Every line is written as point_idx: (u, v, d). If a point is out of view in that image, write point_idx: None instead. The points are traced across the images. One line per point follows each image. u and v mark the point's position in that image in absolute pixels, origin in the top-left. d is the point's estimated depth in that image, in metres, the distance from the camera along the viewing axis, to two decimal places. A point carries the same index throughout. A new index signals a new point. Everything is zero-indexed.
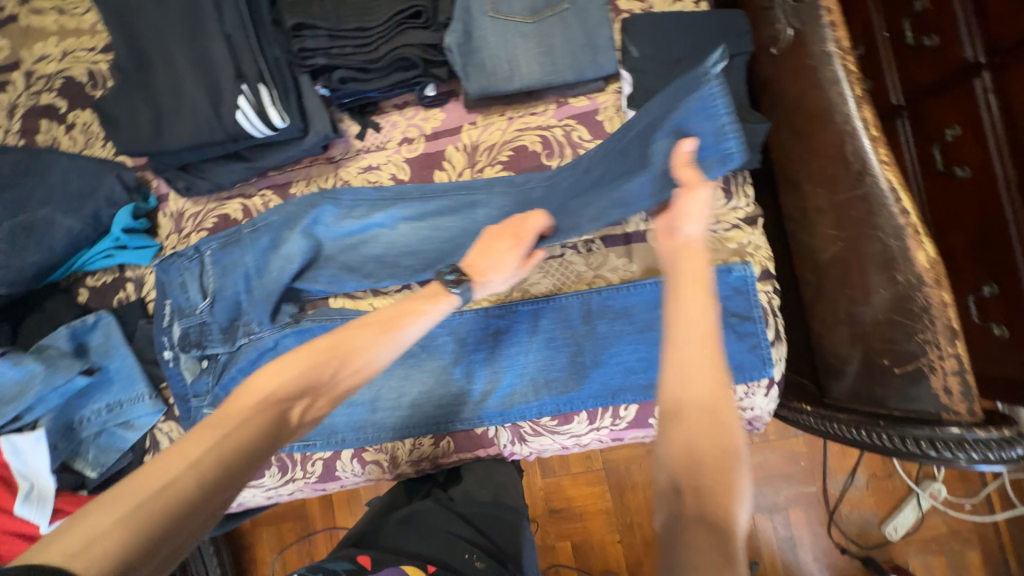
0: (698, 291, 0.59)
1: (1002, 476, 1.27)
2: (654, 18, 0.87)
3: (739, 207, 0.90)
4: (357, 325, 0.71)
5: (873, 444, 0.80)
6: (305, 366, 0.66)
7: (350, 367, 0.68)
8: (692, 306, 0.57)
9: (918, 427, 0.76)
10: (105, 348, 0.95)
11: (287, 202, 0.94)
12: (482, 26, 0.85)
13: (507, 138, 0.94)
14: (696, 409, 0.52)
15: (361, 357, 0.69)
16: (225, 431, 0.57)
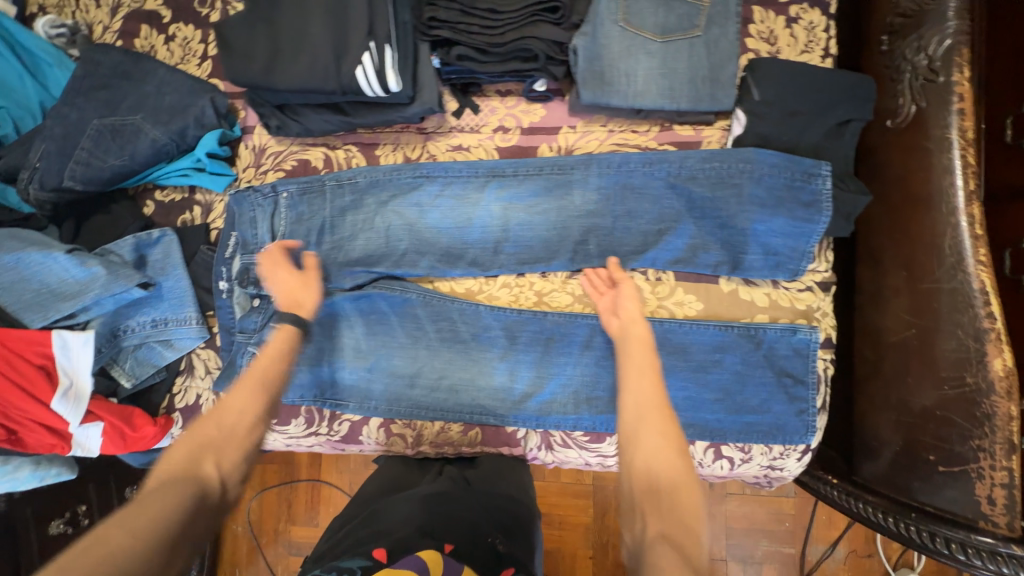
0: (649, 366, 0.69)
1: None
2: (785, 63, 0.83)
3: (818, 270, 0.88)
4: (239, 386, 0.70)
5: (899, 533, 0.83)
6: (196, 444, 0.63)
7: (231, 412, 0.67)
8: (640, 376, 0.67)
9: (949, 528, 0.78)
10: (163, 266, 0.95)
11: (390, 169, 0.96)
12: (610, 34, 0.84)
13: (603, 149, 0.93)
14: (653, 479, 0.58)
15: (252, 413, 0.68)
16: (143, 497, 0.57)
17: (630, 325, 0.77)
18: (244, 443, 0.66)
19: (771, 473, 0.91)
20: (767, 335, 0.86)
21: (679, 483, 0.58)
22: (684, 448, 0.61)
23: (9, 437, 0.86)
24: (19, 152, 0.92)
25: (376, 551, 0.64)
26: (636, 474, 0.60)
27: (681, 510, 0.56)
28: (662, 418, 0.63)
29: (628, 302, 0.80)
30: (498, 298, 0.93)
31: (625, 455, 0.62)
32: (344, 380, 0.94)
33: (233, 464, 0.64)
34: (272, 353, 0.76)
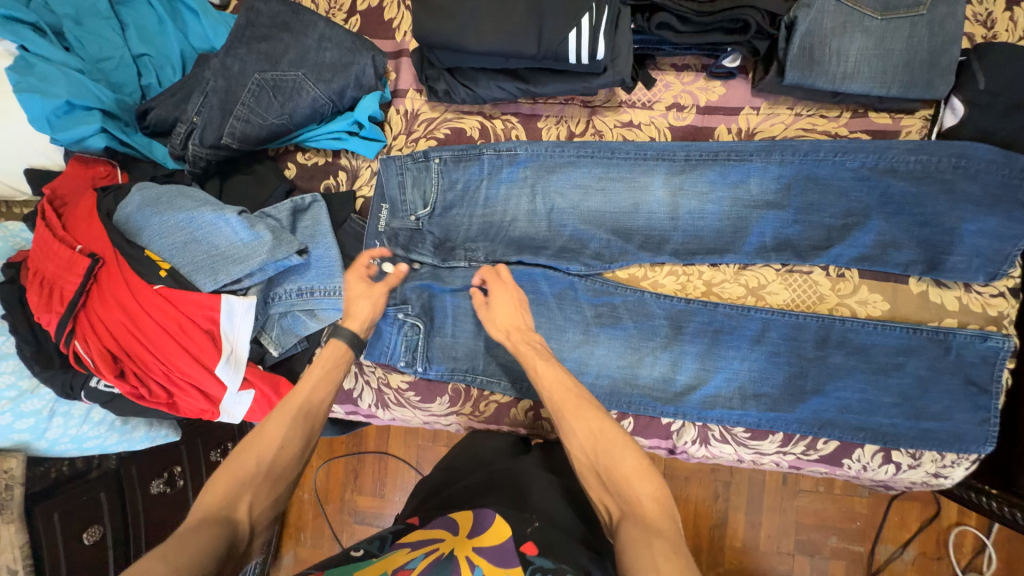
0: (540, 359, 0.76)
1: None
2: (1018, 50, 0.77)
3: (1012, 276, 0.84)
4: (281, 412, 0.70)
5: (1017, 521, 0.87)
6: (234, 479, 0.62)
7: (272, 446, 0.66)
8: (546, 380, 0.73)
9: None
10: (312, 232, 0.90)
11: (546, 147, 0.89)
12: (825, 8, 0.77)
13: (788, 134, 0.87)
14: (625, 472, 0.62)
15: (271, 443, 0.66)
16: (172, 543, 0.53)
17: (512, 335, 0.81)
18: (274, 489, 0.64)
19: (931, 481, 0.89)
20: (957, 340, 0.82)
21: (618, 455, 0.63)
22: (610, 425, 0.67)
23: (166, 401, 0.83)
24: (172, 105, 0.87)
25: (412, 520, 0.73)
26: (580, 464, 0.66)
27: (627, 478, 0.62)
28: (579, 408, 0.69)
29: (502, 315, 0.83)
30: (662, 285, 0.90)
31: (568, 452, 0.68)
32: (496, 360, 0.92)
33: (264, 506, 0.62)
34: (317, 372, 0.75)
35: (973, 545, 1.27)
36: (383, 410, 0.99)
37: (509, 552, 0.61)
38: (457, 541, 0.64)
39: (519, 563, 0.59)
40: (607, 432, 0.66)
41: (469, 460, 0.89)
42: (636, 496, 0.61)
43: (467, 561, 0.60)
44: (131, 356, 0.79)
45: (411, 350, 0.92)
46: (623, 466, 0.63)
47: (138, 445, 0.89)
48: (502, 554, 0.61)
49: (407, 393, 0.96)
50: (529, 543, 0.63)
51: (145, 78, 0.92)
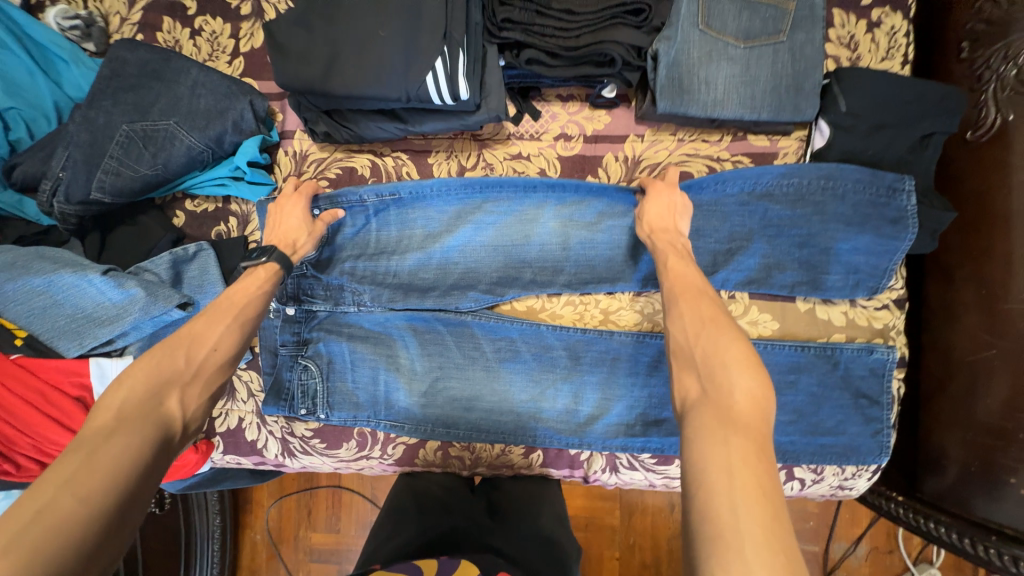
0: (683, 267, 0.70)
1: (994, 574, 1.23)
2: (873, 73, 0.80)
3: (896, 288, 0.86)
4: (207, 319, 0.67)
5: (934, 535, 0.88)
6: (157, 375, 0.58)
7: (203, 348, 0.64)
8: (677, 277, 0.69)
9: (983, 535, 0.81)
10: (200, 282, 0.87)
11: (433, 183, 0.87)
12: (689, 39, 0.78)
13: (672, 159, 0.88)
14: (728, 356, 0.55)
15: (205, 347, 0.64)
16: (96, 443, 0.50)
17: (656, 233, 0.77)
18: (206, 387, 0.62)
19: (838, 493, 0.90)
20: (842, 355, 0.84)
21: (721, 348, 0.56)
22: (727, 322, 0.60)
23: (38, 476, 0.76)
24: (39, 160, 0.84)
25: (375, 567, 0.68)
26: (676, 344, 0.61)
27: (722, 362, 0.55)
28: (695, 299, 0.64)
29: (656, 210, 0.79)
30: (561, 315, 0.89)
31: (668, 334, 0.64)
32: (399, 402, 0.90)
33: (197, 403, 0.60)
34: (251, 289, 0.73)
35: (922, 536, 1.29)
36: (290, 459, 0.96)
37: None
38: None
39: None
40: (719, 325, 0.59)
41: (413, 509, 0.84)
42: (729, 384, 0.53)
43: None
44: None
45: (308, 397, 0.90)
46: (723, 366, 0.54)
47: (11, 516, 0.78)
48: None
49: (312, 441, 0.94)
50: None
51: (14, 132, 0.88)
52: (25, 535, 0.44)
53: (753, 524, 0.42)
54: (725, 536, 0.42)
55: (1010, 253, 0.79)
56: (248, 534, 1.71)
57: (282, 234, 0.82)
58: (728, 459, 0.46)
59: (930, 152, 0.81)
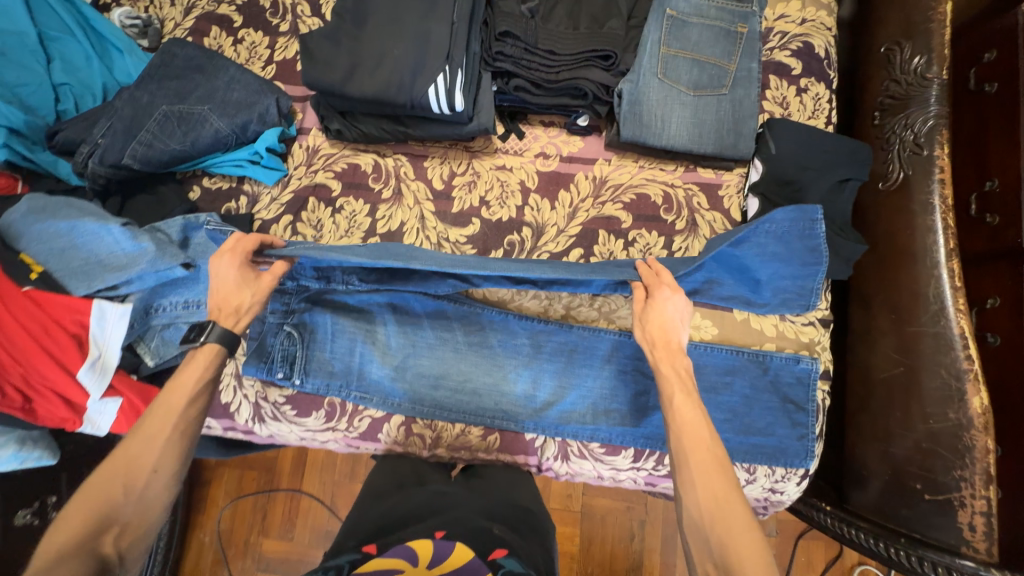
0: (692, 414, 0.72)
1: None
2: (799, 125, 0.97)
3: (820, 308, 0.98)
4: (146, 437, 0.71)
5: (877, 551, 0.91)
6: (97, 513, 0.66)
7: (143, 475, 0.70)
8: (693, 429, 0.71)
9: (923, 548, 0.86)
10: (204, 248, 0.96)
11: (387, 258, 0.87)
12: (649, 84, 0.95)
13: (633, 182, 1.02)
14: (738, 553, 0.62)
15: (144, 473, 0.70)
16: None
17: (656, 347, 0.78)
18: (146, 514, 0.69)
19: (771, 497, 0.97)
20: (772, 362, 0.94)
21: (735, 537, 0.63)
22: (738, 502, 0.65)
23: (21, 406, 0.83)
24: (81, 128, 0.96)
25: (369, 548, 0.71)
26: (690, 520, 0.67)
27: (734, 551, 0.62)
28: (709, 468, 0.68)
29: (657, 328, 0.79)
30: (528, 308, 0.99)
31: (681, 503, 0.69)
32: (372, 374, 0.97)
33: (135, 533, 0.68)
34: (190, 386, 0.76)
35: None
36: (259, 425, 1.00)
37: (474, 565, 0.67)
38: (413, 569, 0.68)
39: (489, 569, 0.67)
40: (724, 503, 0.65)
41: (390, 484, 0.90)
42: None
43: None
44: None
45: (288, 361, 0.96)
46: (739, 559, 0.62)
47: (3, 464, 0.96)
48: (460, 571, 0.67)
49: (283, 407, 0.98)
50: (497, 549, 0.72)
51: (62, 103, 1.00)
52: None
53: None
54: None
55: (913, 285, 0.92)
56: (197, 534, 1.65)
57: (222, 301, 0.82)
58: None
59: (845, 194, 0.96)
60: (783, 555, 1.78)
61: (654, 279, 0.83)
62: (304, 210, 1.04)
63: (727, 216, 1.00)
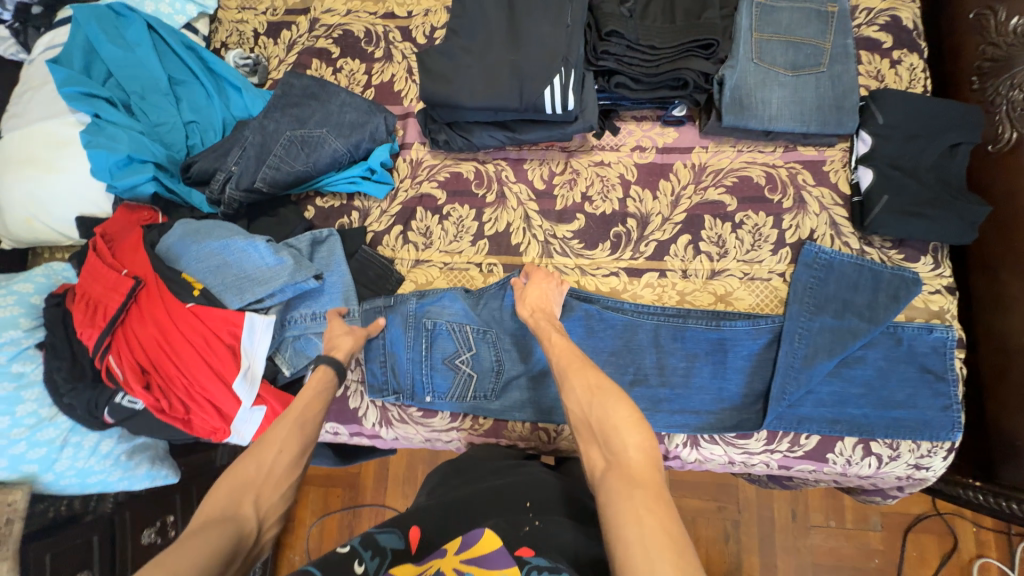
0: (563, 346, 0.80)
1: None
2: (902, 94, 0.97)
3: (945, 275, 0.96)
4: (276, 424, 0.75)
5: None
6: (232, 486, 0.65)
7: (271, 448, 0.70)
8: (569, 355, 0.77)
9: None
10: (328, 261, 1.02)
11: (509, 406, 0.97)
12: (747, 69, 0.97)
13: (733, 166, 1.04)
14: (632, 445, 0.64)
15: (270, 441, 0.71)
16: (184, 542, 0.56)
17: (536, 314, 0.90)
18: (278, 485, 0.68)
19: (914, 474, 0.94)
20: (905, 333, 0.92)
21: (618, 423, 0.66)
22: (610, 385, 0.71)
23: (183, 417, 0.89)
24: (214, 158, 1.03)
25: (411, 532, 0.70)
26: (575, 417, 0.71)
27: (615, 428, 0.66)
28: (582, 369, 0.74)
29: (536, 298, 0.92)
30: (641, 297, 1.00)
31: (565, 405, 0.73)
32: (500, 389, 0.98)
33: (269, 505, 0.66)
34: (309, 393, 0.81)
35: None
36: (385, 429, 1.03)
37: (500, 556, 0.61)
38: (446, 560, 0.62)
39: (515, 562, 0.60)
40: (592, 414, 0.69)
41: (479, 458, 0.93)
42: (624, 447, 0.64)
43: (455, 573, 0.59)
44: (159, 370, 0.87)
45: (411, 380, 0.98)
46: (632, 425, 0.65)
47: (138, 482, 1.00)
48: (486, 556, 0.61)
49: (410, 409, 1.01)
50: (524, 548, 0.64)
51: (191, 139, 1.08)
52: None
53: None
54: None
55: None
56: (288, 555, 1.65)
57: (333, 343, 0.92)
58: (641, 520, 0.56)
59: (958, 158, 0.95)
60: (893, 552, 1.69)
61: (535, 270, 0.97)
62: (413, 219, 1.09)
63: (835, 190, 1.00)
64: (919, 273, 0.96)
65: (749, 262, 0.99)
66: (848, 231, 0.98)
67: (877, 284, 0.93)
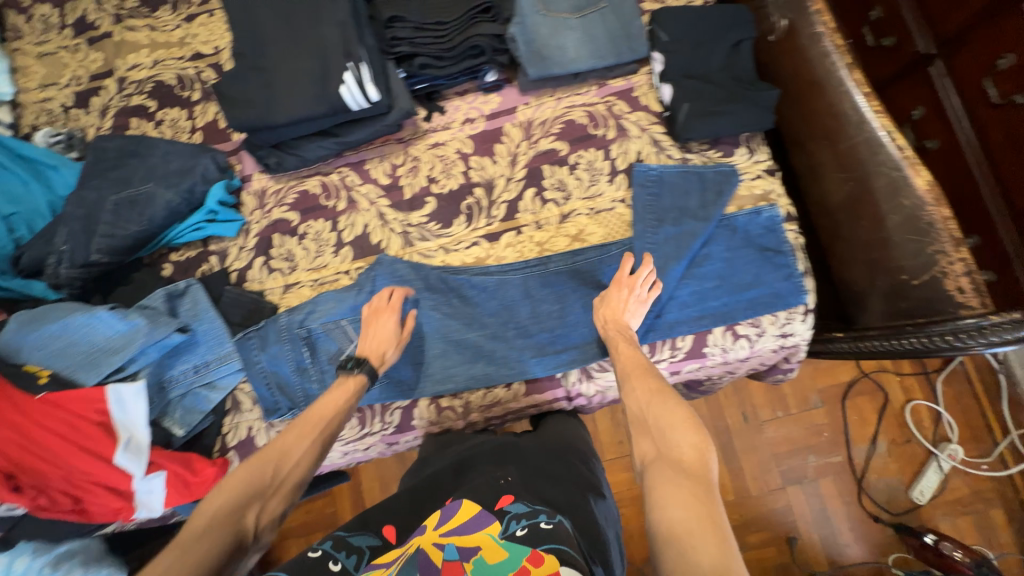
0: (634, 359, 0.85)
1: (1011, 436, 1.72)
2: (678, 9, 1.05)
3: (762, 160, 1.05)
4: (297, 432, 0.79)
5: (905, 349, 0.93)
6: (242, 483, 0.71)
7: (289, 463, 0.75)
8: (637, 362, 0.84)
9: (940, 325, 0.89)
10: (194, 311, 1.02)
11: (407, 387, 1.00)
12: (536, 21, 1.02)
13: (557, 114, 1.10)
14: (686, 440, 0.69)
15: (290, 458, 0.76)
16: (186, 547, 0.62)
17: (610, 326, 0.91)
18: (283, 498, 0.73)
19: (785, 343, 1.01)
20: (738, 220, 1.00)
21: (673, 422, 0.71)
22: (670, 391, 0.77)
23: (72, 507, 0.86)
24: (41, 245, 0.99)
25: (387, 531, 0.74)
26: (631, 415, 0.78)
27: (669, 428, 0.71)
28: (641, 374, 0.81)
29: (618, 313, 0.92)
30: (505, 257, 1.04)
31: (625, 404, 0.80)
32: (398, 377, 1.01)
33: (270, 515, 0.72)
34: (331, 407, 0.84)
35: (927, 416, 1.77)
36: None
37: (483, 515, 0.69)
38: (425, 537, 0.69)
39: (497, 517, 0.69)
40: (651, 415, 0.74)
41: (435, 448, 0.98)
42: (677, 442, 0.69)
43: (436, 547, 0.65)
44: (25, 468, 0.84)
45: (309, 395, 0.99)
46: (691, 423, 0.71)
47: None
48: (468, 523, 0.68)
49: None
50: (504, 498, 0.73)
51: (17, 232, 1.05)
52: None
53: (707, 547, 0.55)
54: (683, 559, 0.55)
55: (836, 105, 1.01)
56: None
57: (378, 342, 0.93)
58: (685, 500, 0.61)
59: (741, 55, 1.05)
60: (837, 422, 1.83)
61: (623, 276, 0.94)
62: (272, 247, 1.09)
63: (649, 112, 1.07)
64: (739, 164, 1.05)
65: (592, 197, 1.05)
66: (668, 144, 1.05)
67: (703, 186, 1.01)
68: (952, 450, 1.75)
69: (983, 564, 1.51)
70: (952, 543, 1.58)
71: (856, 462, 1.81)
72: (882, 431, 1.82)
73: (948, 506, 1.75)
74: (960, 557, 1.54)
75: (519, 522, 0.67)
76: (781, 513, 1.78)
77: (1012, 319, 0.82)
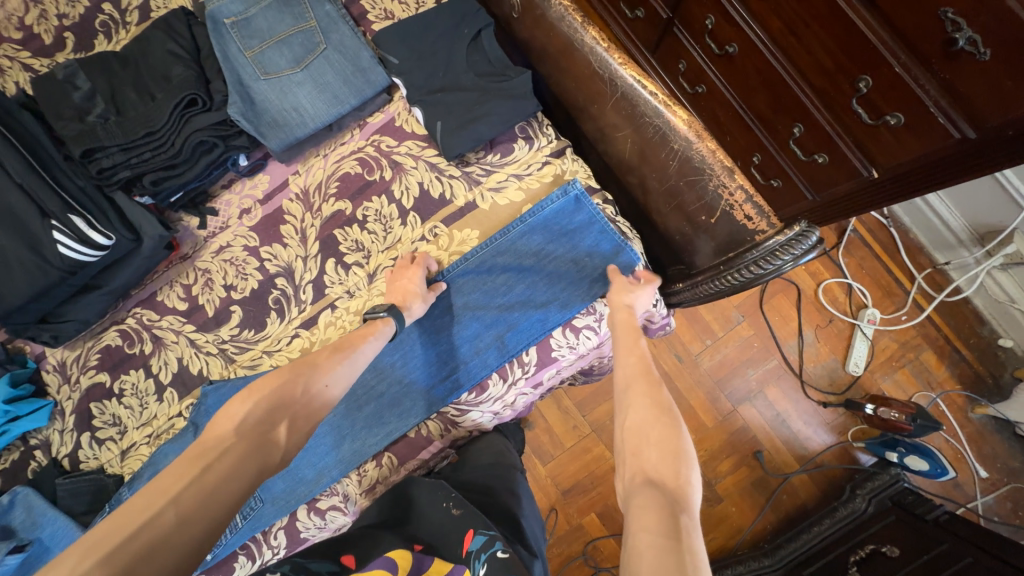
0: (630, 339, 0.82)
1: (918, 280, 1.66)
2: (401, 26, 0.98)
3: (545, 145, 1.01)
4: (331, 350, 0.84)
5: (729, 287, 0.92)
6: (274, 393, 0.76)
7: (318, 383, 0.80)
8: (627, 347, 0.81)
9: (746, 255, 0.88)
10: (33, 520, 0.94)
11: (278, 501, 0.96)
12: (259, 90, 0.94)
13: (329, 172, 1.03)
14: (670, 473, 0.61)
15: (320, 379, 0.80)
16: (216, 459, 0.68)
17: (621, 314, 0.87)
18: (307, 422, 0.78)
19: None
20: (543, 212, 0.97)
21: (665, 449, 0.64)
22: (672, 411, 0.70)
23: None
24: None
25: (346, 559, 0.73)
26: (625, 430, 0.70)
27: (660, 453, 0.64)
28: (642, 383, 0.75)
29: (619, 293, 0.89)
30: (329, 338, 0.98)
31: (621, 416, 0.73)
32: (273, 492, 0.96)
33: (296, 435, 0.77)
34: (362, 335, 0.86)
35: (843, 291, 1.69)
36: None
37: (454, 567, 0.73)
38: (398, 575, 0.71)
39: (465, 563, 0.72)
40: (647, 431, 0.67)
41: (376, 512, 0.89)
42: (666, 471, 0.62)
43: None
44: None
45: None
46: (680, 454, 0.63)
47: None
48: None
49: None
50: (466, 537, 0.75)
51: None
52: (128, 543, 0.58)
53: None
54: None
55: (588, 66, 0.97)
56: None
57: (400, 290, 0.91)
58: (669, 528, 0.53)
59: (483, 46, 1.00)
60: (761, 328, 1.68)
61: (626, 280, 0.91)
62: (94, 418, 1.00)
63: (417, 138, 1.01)
64: (522, 158, 1.00)
65: (392, 247, 0.99)
66: (446, 164, 0.99)
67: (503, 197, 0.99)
68: (870, 314, 1.64)
69: (918, 417, 1.44)
70: (890, 406, 1.49)
71: (791, 359, 1.67)
72: (805, 321, 1.69)
73: (884, 366, 1.65)
74: (898, 417, 1.46)
75: (482, 559, 0.70)
76: (740, 432, 1.62)
77: (796, 232, 0.85)
